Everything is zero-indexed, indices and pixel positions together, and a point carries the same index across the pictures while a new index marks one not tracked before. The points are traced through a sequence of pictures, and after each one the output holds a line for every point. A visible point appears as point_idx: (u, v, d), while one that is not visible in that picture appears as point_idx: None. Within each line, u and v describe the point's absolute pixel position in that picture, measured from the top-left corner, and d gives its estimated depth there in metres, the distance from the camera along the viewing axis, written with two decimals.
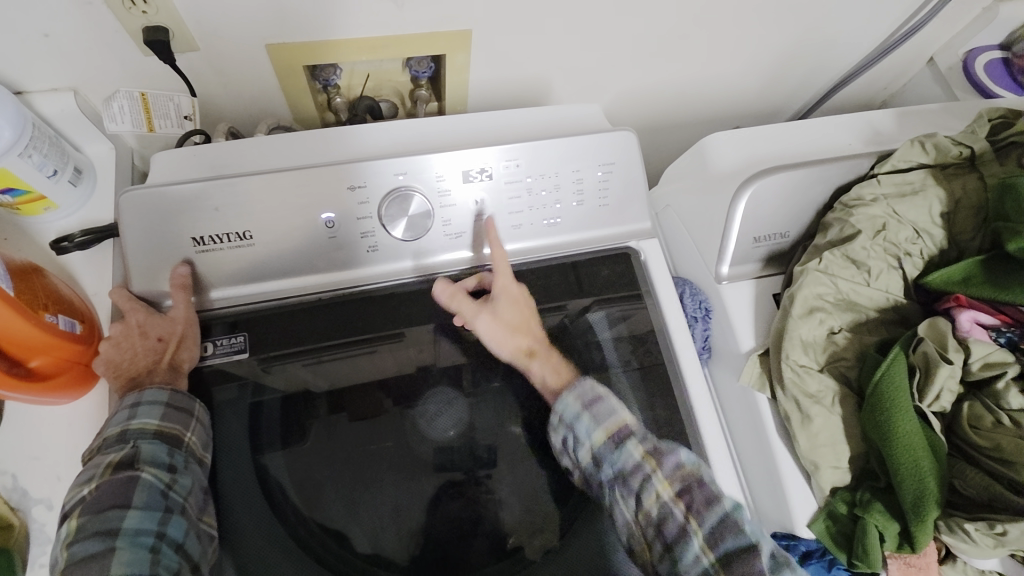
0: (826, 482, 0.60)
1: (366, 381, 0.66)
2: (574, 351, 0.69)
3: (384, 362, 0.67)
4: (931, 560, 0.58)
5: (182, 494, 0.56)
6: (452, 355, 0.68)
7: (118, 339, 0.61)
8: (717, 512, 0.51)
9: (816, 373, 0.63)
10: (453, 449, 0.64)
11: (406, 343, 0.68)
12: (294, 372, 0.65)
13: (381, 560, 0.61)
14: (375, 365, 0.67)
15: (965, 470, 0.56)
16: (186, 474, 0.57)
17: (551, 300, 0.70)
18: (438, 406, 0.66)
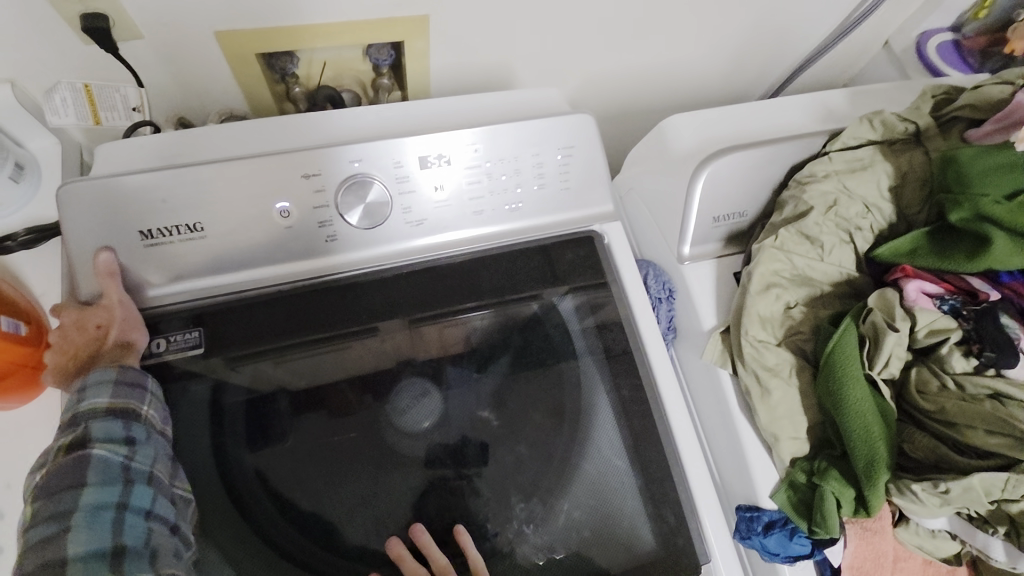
0: (785, 454, 0.62)
1: (336, 373, 0.66)
2: (547, 338, 0.70)
3: (363, 357, 0.67)
4: (886, 523, 0.60)
5: (145, 464, 0.55)
6: (427, 348, 0.68)
7: (57, 341, 0.59)
8: None
9: (774, 347, 0.64)
10: (428, 441, 0.65)
11: (381, 337, 0.66)
12: (263, 369, 0.64)
13: (351, 552, 0.60)
14: (349, 361, 0.66)
15: (912, 433, 0.58)
16: (148, 445, 0.56)
17: (520, 289, 0.69)
18: (412, 398, 0.67)
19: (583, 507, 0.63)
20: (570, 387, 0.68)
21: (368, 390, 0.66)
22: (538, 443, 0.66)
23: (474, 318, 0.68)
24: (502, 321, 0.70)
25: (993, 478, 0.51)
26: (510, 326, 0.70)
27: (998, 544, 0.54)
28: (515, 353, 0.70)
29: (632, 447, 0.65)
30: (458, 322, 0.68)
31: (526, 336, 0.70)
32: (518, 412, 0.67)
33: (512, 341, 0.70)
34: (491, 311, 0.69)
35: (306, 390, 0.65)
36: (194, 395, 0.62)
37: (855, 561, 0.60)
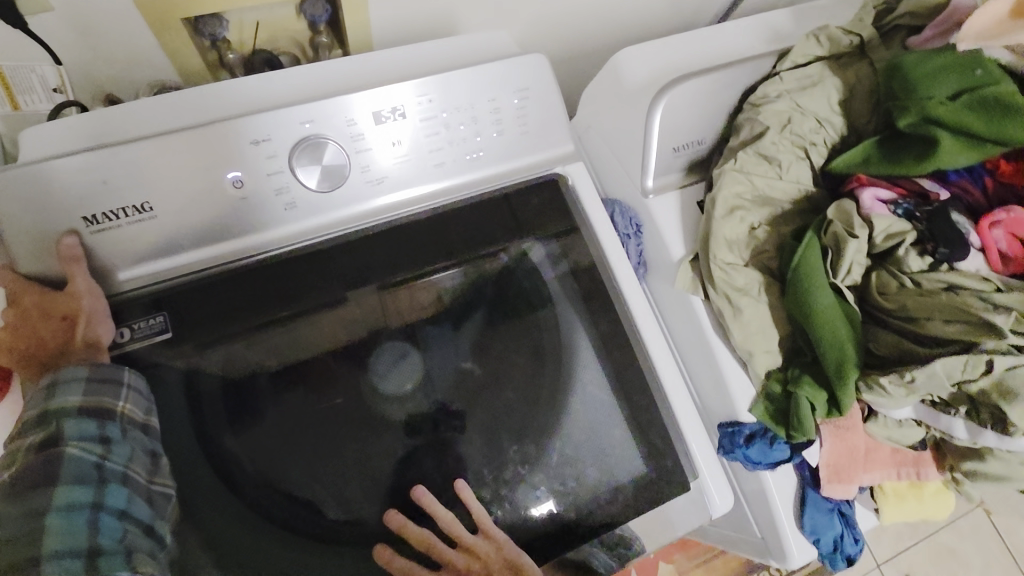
0: (760, 367, 0.65)
1: (315, 351, 0.64)
2: (523, 292, 0.70)
3: (333, 329, 0.64)
4: (857, 420, 0.63)
5: (120, 463, 0.54)
6: (399, 312, 0.67)
7: (16, 325, 0.55)
8: None
9: (742, 268, 0.66)
10: (412, 397, 0.65)
11: (352, 306, 0.64)
12: (235, 354, 0.61)
13: (352, 513, 0.61)
14: (322, 332, 0.64)
15: (877, 333, 0.60)
16: (123, 442, 0.55)
17: (483, 245, 0.68)
18: (391, 361, 0.66)
19: (575, 442, 0.65)
20: (548, 328, 0.68)
21: (347, 357, 0.65)
22: (522, 386, 0.67)
23: (437, 273, 0.67)
24: (473, 275, 0.69)
25: (954, 361, 0.53)
26: (481, 282, 0.69)
27: (960, 424, 0.57)
28: (490, 304, 0.70)
29: (615, 379, 0.67)
30: (426, 280, 0.67)
31: (501, 286, 0.70)
32: (500, 359, 0.68)
33: (487, 294, 0.70)
34: (460, 264, 0.68)
35: (281, 366, 0.63)
36: (167, 377, 0.60)
37: (831, 458, 0.64)
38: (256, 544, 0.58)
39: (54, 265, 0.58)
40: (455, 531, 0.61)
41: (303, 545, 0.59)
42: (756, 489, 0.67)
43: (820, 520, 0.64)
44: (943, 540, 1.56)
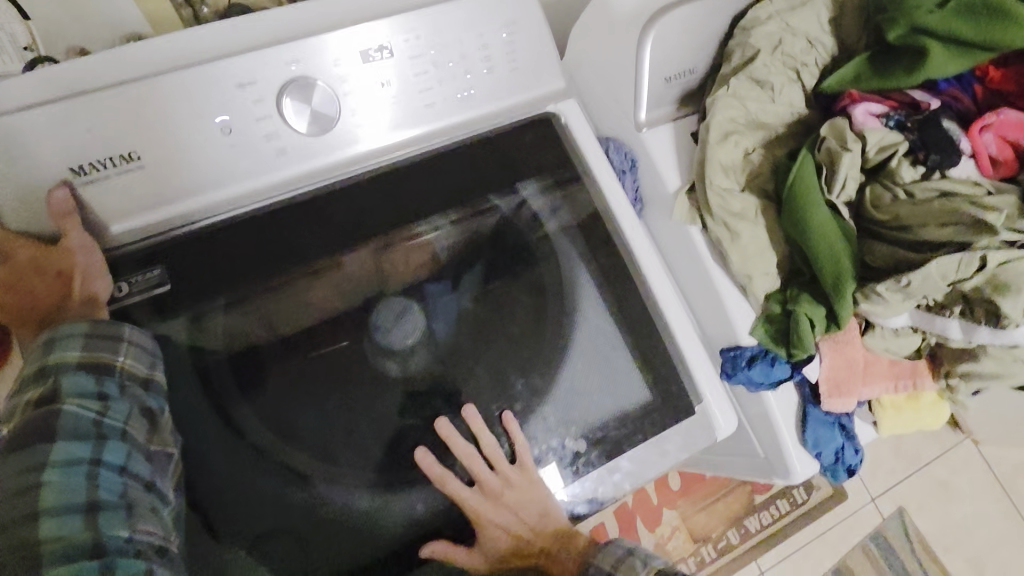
0: (759, 291, 0.67)
1: (308, 325, 0.64)
2: (514, 242, 0.69)
3: (325, 295, 0.64)
4: (854, 334, 0.65)
5: (119, 420, 0.52)
6: (397, 273, 0.67)
7: (12, 283, 0.54)
8: None
9: (738, 194, 0.67)
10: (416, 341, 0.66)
11: (347, 274, 0.64)
12: (230, 324, 0.60)
13: (363, 462, 0.61)
14: (317, 303, 0.64)
15: (872, 246, 0.60)
16: (122, 399, 0.53)
17: (477, 203, 0.68)
18: (394, 318, 0.67)
19: (581, 381, 0.65)
20: (548, 264, 0.69)
21: (348, 307, 0.66)
22: (526, 322, 0.67)
23: (433, 232, 0.67)
24: (471, 233, 0.68)
25: (948, 262, 0.55)
26: (478, 240, 0.69)
27: (955, 325, 0.58)
28: (490, 257, 0.69)
29: (619, 309, 0.68)
30: (416, 239, 0.66)
31: (497, 244, 0.69)
32: (501, 297, 0.68)
33: (484, 253, 0.69)
34: (459, 221, 0.67)
35: (281, 337, 0.63)
36: (170, 330, 0.58)
37: (831, 373, 0.66)
38: (276, 487, 0.58)
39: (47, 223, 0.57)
40: (473, 460, 0.61)
41: (319, 487, 0.59)
42: (759, 410, 0.69)
43: (821, 434, 0.67)
44: (934, 472, 1.61)
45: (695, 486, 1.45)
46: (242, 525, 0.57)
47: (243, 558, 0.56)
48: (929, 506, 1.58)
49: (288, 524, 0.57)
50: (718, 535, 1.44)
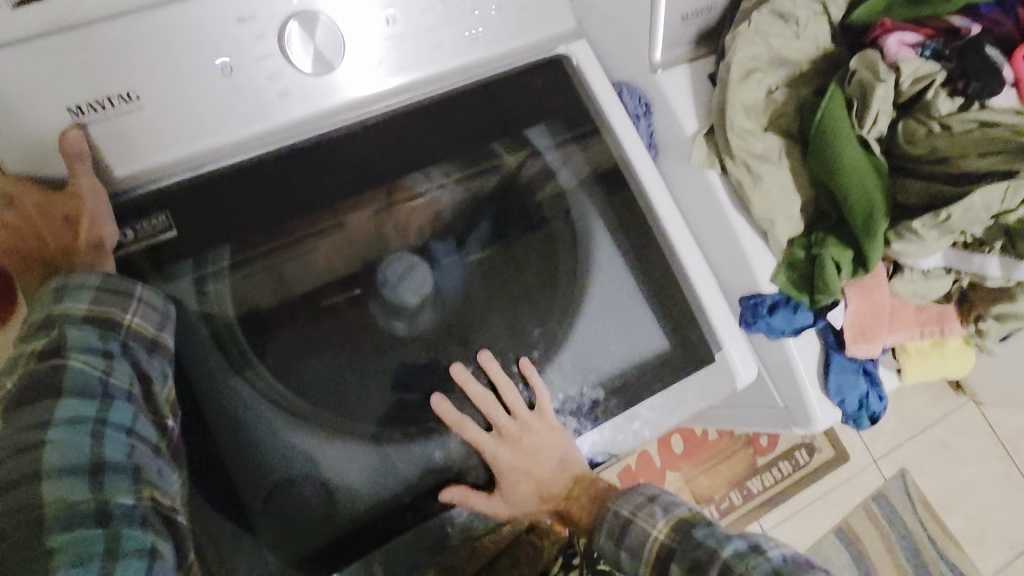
0: (782, 236, 0.64)
1: (314, 286, 0.62)
2: (519, 200, 0.67)
3: (327, 258, 0.63)
4: (881, 279, 0.63)
5: (125, 380, 0.50)
6: (400, 233, 0.65)
7: (18, 226, 0.52)
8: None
9: (760, 134, 0.64)
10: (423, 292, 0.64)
11: (349, 233, 0.63)
12: (243, 289, 0.59)
13: (376, 418, 0.59)
14: (319, 264, 0.62)
15: (905, 183, 0.58)
16: (126, 359, 0.50)
17: (478, 164, 0.65)
18: (403, 270, 0.65)
19: (597, 335, 0.64)
20: (560, 214, 0.66)
21: (357, 258, 0.64)
22: (538, 272, 0.66)
23: (438, 192, 0.65)
24: (472, 194, 0.66)
25: (993, 191, 0.53)
26: (481, 198, 0.67)
27: (994, 262, 0.58)
28: (495, 217, 0.67)
29: (635, 256, 0.66)
30: (417, 200, 0.65)
31: (506, 198, 0.67)
32: (512, 247, 0.66)
33: (489, 208, 0.67)
34: (461, 180, 0.65)
35: (282, 305, 0.61)
36: (177, 279, 0.57)
37: (856, 319, 0.64)
38: (288, 437, 0.57)
39: (60, 165, 0.55)
40: (491, 408, 0.60)
41: (332, 441, 0.58)
42: (781, 360, 0.67)
43: (845, 380, 0.65)
44: (938, 434, 1.60)
45: (697, 448, 1.45)
46: (256, 476, 0.56)
47: (259, 510, 0.55)
48: (932, 467, 1.57)
49: (303, 473, 0.57)
50: (720, 497, 1.45)
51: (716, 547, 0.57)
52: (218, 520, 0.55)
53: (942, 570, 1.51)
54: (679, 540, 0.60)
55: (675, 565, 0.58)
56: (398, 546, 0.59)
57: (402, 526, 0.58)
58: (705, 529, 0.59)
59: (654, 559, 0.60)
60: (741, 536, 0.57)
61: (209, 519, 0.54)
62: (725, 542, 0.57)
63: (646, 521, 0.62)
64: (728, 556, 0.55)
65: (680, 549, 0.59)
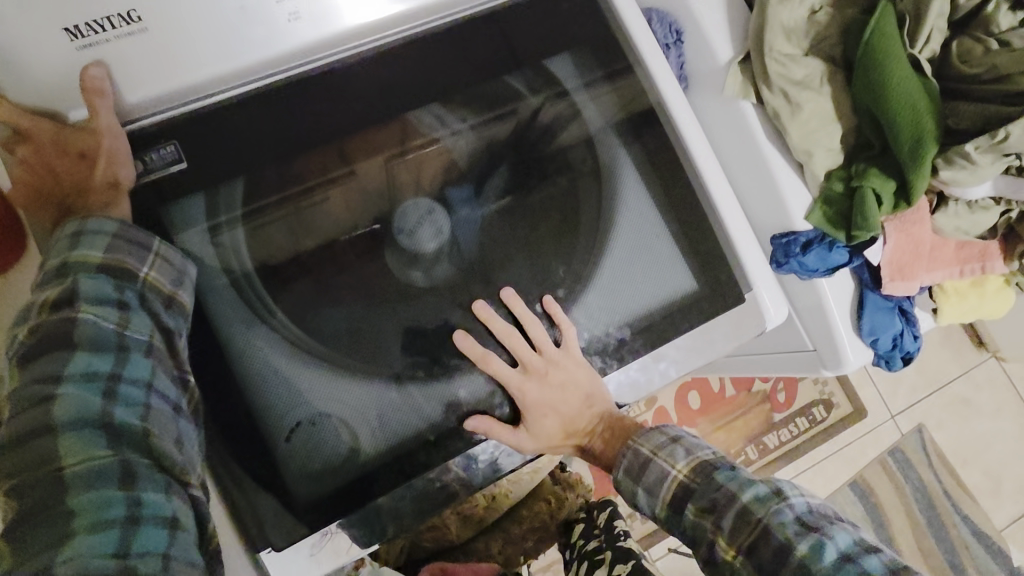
0: (819, 169, 0.61)
1: (333, 237, 0.59)
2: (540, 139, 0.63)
3: (339, 209, 0.59)
4: (924, 213, 0.60)
5: (143, 334, 0.45)
6: (417, 178, 0.61)
7: (32, 160, 0.50)
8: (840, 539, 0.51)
9: (801, 59, 0.60)
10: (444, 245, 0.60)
11: (360, 178, 0.59)
12: (271, 235, 0.57)
13: (396, 360, 0.58)
14: (330, 216, 0.59)
15: (957, 107, 0.55)
16: (143, 313, 0.46)
17: (496, 108, 0.62)
18: (416, 219, 0.60)
19: (625, 274, 0.62)
20: (587, 151, 0.63)
21: (373, 200, 0.60)
22: (558, 214, 0.62)
23: (450, 138, 0.61)
24: (486, 142, 0.62)
25: None
26: (496, 148, 0.62)
27: None
28: (513, 164, 0.62)
29: (664, 193, 0.63)
30: (432, 146, 0.61)
31: (522, 143, 0.63)
32: (535, 189, 0.62)
33: (506, 155, 0.62)
34: (476, 125, 0.62)
35: (298, 257, 0.58)
36: (188, 219, 0.54)
37: (894, 256, 0.61)
38: (305, 378, 0.56)
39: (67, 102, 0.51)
40: (517, 345, 0.60)
41: (355, 378, 0.57)
42: (812, 302, 0.65)
43: (878, 320, 0.64)
44: (957, 390, 1.58)
45: (714, 404, 1.45)
46: (271, 417, 0.55)
47: (283, 447, 0.55)
48: (950, 423, 1.56)
49: (324, 413, 0.56)
50: (735, 452, 1.44)
51: (735, 491, 0.56)
52: (231, 460, 0.54)
53: (955, 522, 1.53)
54: (698, 481, 0.59)
55: (691, 506, 0.58)
56: (421, 483, 0.58)
57: (416, 470, 0.58)
58: (726, 472, 0.58)
59: (670, 497, 0.60)
60: (762, 480, 0.56)
61: (224, 458, 0.54)
62: (747, 487, 0.56)
63: (666, 461, 0.62)
64: (748, 501, 0.55)
65: (698, 490, 0.59)
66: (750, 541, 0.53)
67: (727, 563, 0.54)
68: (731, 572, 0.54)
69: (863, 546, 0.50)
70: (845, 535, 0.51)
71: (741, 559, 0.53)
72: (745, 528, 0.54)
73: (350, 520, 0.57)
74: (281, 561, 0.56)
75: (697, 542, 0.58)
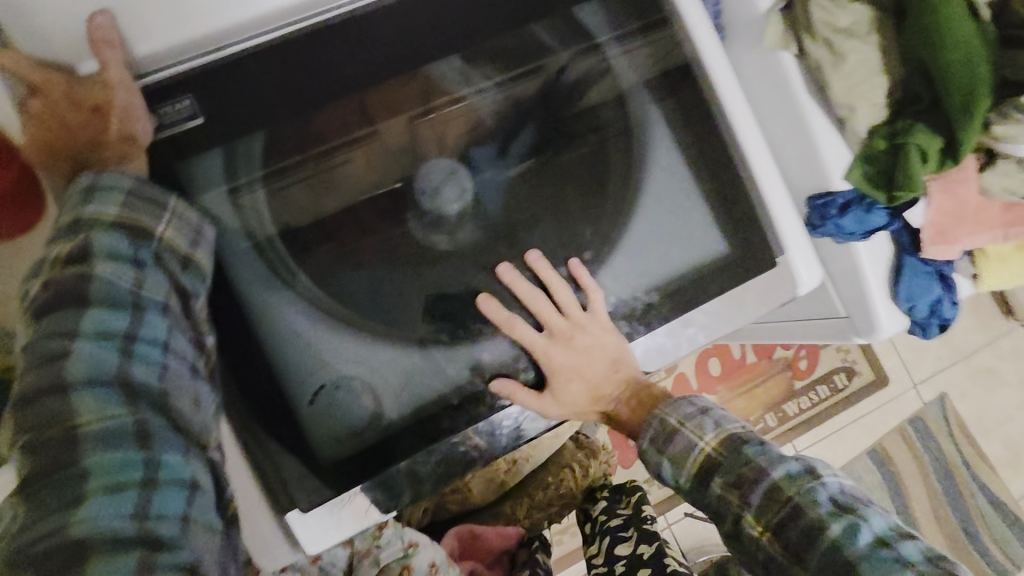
0: (861, 126, 0.59)
1: (359, 194, 0.58)
2: (569, 95, 0.60)
3: (362, 168, 0.58)
4: (971, 172, 0.58)
5: (159, 293, 0.44)
6: (439, 133, 0.60)
7: (42, 114, 0.47)
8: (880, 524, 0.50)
9: (848, 6, 0.56)
10: (467, 201, 0.60)
11: (384, 138, 0.58)
12: (294, 197, 0.56)
13: (416, 323, 0.57)
14: (353, 174, 0.58)
15: (1016, 55, 0.53)
16: (159, 272, 0.45)
17: (524, 63, 0.59)
18: (439, 177, 0.60)
19: (654, 236, 0.60)
20: (617, 106, 0.61)
21: (397, 157, 0.59)
22: (581, 174, 0.61)
23: (473, 96, 0.59)
24: (515, 99, 0.60)
25: None
26: (525, 103, 0.60)
27: None
28: (541, 123, 0.61)
29: (697, 150, 0.60)
30: (460, 103, 0.59)
31: (549, 97, 0.60)
32: (564, 146, 0.61)
33: (538, 112, 0.61)
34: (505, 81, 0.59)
35: (319, 219, 0.57)
36: (206, 178, 0.53)
37: (936, 219, 0.60)
38: (325, 340, 0.55)
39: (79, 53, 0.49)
40: (541, 311, 0.59)
41: (375, 343, 0.56)
42: (846, 266, 0.65)
43: (917, 286, 0.63)
44: (984, 360, 1.55)
45: (733, 371, 1.44)
46: (292, 381, 0.54)
47: (304, 409, 0.55)
48: (972, 393, 1.54)
49: (345, 375, 0.55)
50: (754, 419, 1.44)
51: (765, 467, 0.55)
52: (254, 423, 0.54)
53: (972, 491, 1.52)
54: (726, 455, 0.58)
55: (717, 480, 0.58)
56: (443, 447, 0.58)
57: (438, 433, 0.57)
58: (756, 447, 0.57)
59: (696, 469, 0.60)
60: (794, 458, 0.55)
61: (247, 421, 0.54)
62: (778, 463, 0.55)
63: (693, 433, 0.61)
64: (780, 478, 0.54)
65: (725, 463, 0.58)
66: (778, 519, 0.53)
67: (754, 539, 0.54)
68: (757, 548, 0.54)
69: (900, 532, 0.49)
70: (882, 519, 0.50)
71: (769, 535, 0.53)
72: (774, 506, 0.53)
73: (374, 483, 0.57)
74: (309, 520, 0.57)
75: (721, 515, 0.58)
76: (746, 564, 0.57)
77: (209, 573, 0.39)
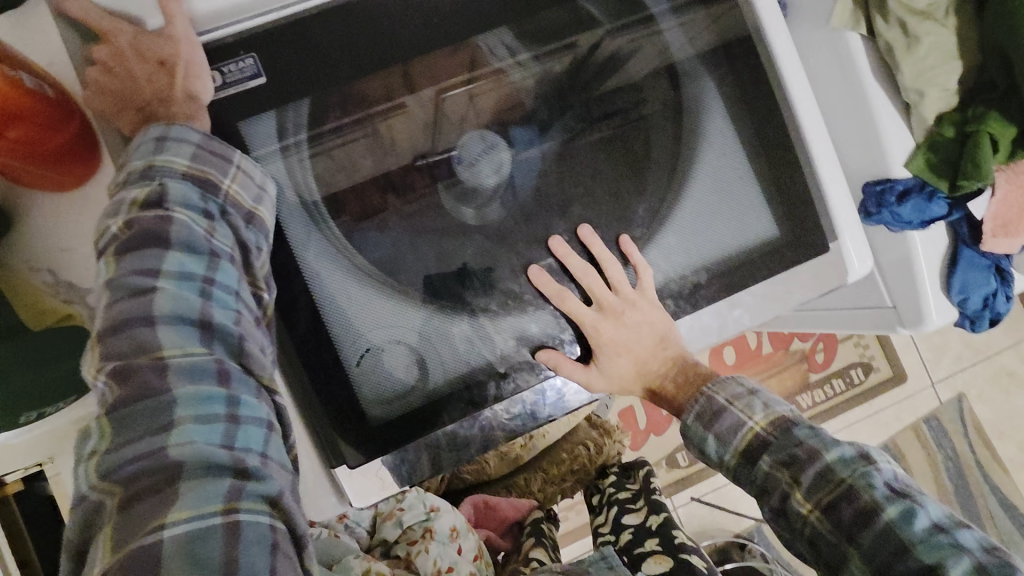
0: (928, 112, 0.58)
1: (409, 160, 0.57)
2: (620, 64, 0.59)
3: (401, 133, 0.57)
4: None
5: (228, 245, 0.45)
6: (478, 108, 0.58)
7: (108, 64, 0.46)
8: (934, 511, 0.51)
9: None
10: (509, 179, 0.58)
11: (415, 108, 0.56)
12: (340, 157, 0.55)
13: (461, 294, 0.57)
14: (397, 136, 0.57)
15: None
16: (226, 224, 0.46)
17: (564, 37, 0.57)
18: (479, 150, 0.58)
19: (707, 217, 0.60)
20: (674, 82, 0.59)
21: (438, 125, 0.57)
22: (633, 150, 0.59)
23: (513, 70, 0.57)
24: (570, 69, 0.58)
25: None
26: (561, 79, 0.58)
27: None
28: (590, 96, 0.59)
29: (756, 130, 0.59)
30: (497, 75, 0.57)
31: (595, 74, 0.58)
32: (616, 122, 0.59)
33: (578, 85, 0.58)
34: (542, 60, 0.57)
35: (357, 185, 0.56)
36: (260, 137, 0.53)
37: (1000, 211, 0.61)
38: (376, 304, 0.56)
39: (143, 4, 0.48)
40: (593, 287, 0.59)
41: (424, 309, 0.57)
42: (900, 256, 0.65)
43: (971, 278, 0.64)
44: (1004, 362, 1.53)
45: (750, 361, 1.43)
46: (343, 341, 0.55)
47: (353, 370, 0.55)
48: (990, 396, 1.52)
49: (393, 339, 0.56)
50: None
51: (818, 449, 0.56)
52: (304, 382, 0.54)
53: (983, 492, 1.51)
54: (777, 435, 0.59)
55: (766, 457, 0.58)
56: (487, 414, 0.59)
57: (483, 399, 0.58)
58: (807, 430, 0.58)
59: (742, 447, 0.60)
60: (848, 442, 0.56)
61: (299, 378, 0.54)
62: (831, 446, 0.56)
63: (741, 411, 0.61)
64: (833, 461, 0.55)
65: (777, 443, 0.59)
66: (830, 499, 0.54)
67: (802, 517, 0.55)
68: (805, 525, 0.55)
69: (955, 520, 0.50)
70: (936, 507, 0.52)
71: (818, 513, 0.54)
72: (826, 486, 0.54)
73: (418, 445, 0.58)
74: (356, 477, 0.57)
75: (766, 492, 0.59)
76: (787, 539, 0.58)
77: (289, 505, 0.41)
